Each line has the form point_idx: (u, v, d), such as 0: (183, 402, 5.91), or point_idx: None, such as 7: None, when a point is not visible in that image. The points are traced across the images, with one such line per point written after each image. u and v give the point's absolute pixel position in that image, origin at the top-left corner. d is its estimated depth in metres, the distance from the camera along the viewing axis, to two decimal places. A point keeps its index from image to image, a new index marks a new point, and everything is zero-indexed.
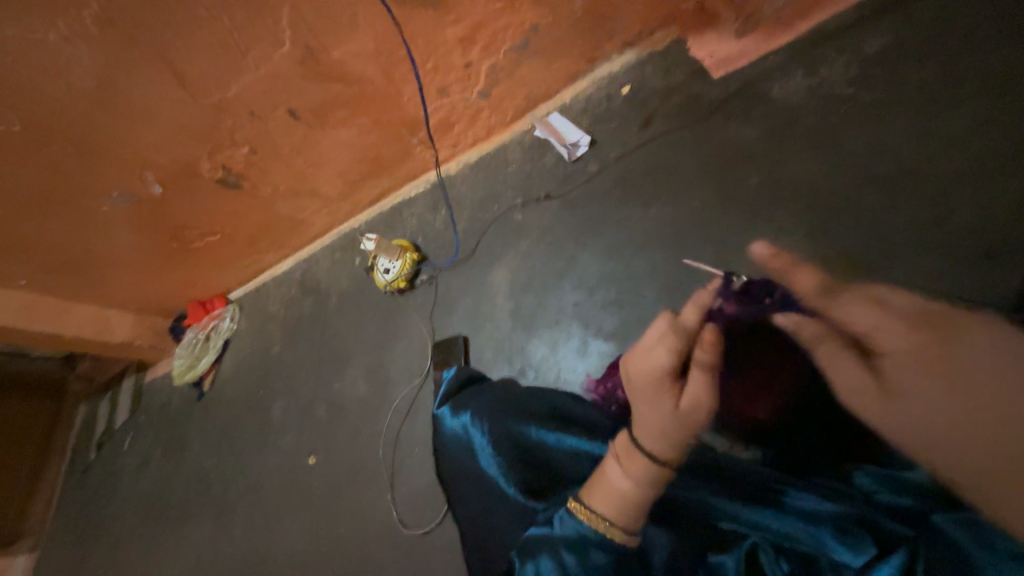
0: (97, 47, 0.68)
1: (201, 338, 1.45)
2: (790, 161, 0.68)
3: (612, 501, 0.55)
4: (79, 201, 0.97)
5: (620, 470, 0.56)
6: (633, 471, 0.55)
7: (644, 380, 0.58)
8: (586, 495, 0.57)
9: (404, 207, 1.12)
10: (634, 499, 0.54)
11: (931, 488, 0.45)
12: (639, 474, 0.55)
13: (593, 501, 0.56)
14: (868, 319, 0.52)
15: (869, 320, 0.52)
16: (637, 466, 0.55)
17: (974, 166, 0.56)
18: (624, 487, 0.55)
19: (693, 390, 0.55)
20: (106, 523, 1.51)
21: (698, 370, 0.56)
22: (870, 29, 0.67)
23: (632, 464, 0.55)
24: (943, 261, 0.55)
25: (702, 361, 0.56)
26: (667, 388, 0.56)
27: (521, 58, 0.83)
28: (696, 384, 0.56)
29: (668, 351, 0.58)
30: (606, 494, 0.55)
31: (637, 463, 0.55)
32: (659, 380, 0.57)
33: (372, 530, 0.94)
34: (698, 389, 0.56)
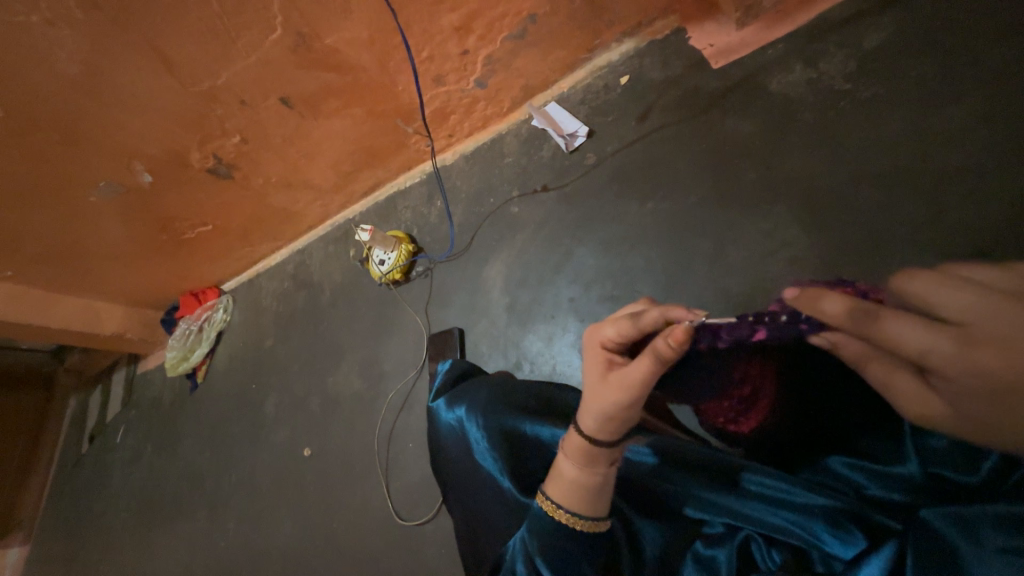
0: (82, 32, 0.66)
1: (193, 330, 1.43)
2: (787, 155, 0.68)
3: (562, 487, 0.54)
4: (66, 191, 0.95)
5: (566, 453, 0.55)
6: (572, 451, 0.54)
7: (588, 356, 0.55)
8: (546, 483, 0.56)
9: (399, 199, 1.11)
10: (581, 483, 0.53)
11: (918, 483, 0.47)
12: (577, 455, 0.53)
13: (546, 488, 0.55)
14: (914, 338, 0.42)
15: (918, 336, 0.42)
16: (575, 449, 0.53)
17: (973, 163, 0.56)
18: (571, 474, 0.53)
19: (631, 367, 0.49)
20: (99, 516, 1.50)
21: (648, 356, 0.48)
22: (869, 22, 0.66)
23: (572, 448, 0.54)
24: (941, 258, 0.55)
25: (655, 350, 0.47)
26: (605, 364, 0.53)
27: (518, 47, 0.81)
28: (639, 364, 0.49)
29: (617, 330, 0.52)
30: (560, 482, 0.54)
31: (572, 443, 0.54)
32: (602, 359, 0.54)
33: (367, 524, 0.94)
34: (640, 373, 0.49)
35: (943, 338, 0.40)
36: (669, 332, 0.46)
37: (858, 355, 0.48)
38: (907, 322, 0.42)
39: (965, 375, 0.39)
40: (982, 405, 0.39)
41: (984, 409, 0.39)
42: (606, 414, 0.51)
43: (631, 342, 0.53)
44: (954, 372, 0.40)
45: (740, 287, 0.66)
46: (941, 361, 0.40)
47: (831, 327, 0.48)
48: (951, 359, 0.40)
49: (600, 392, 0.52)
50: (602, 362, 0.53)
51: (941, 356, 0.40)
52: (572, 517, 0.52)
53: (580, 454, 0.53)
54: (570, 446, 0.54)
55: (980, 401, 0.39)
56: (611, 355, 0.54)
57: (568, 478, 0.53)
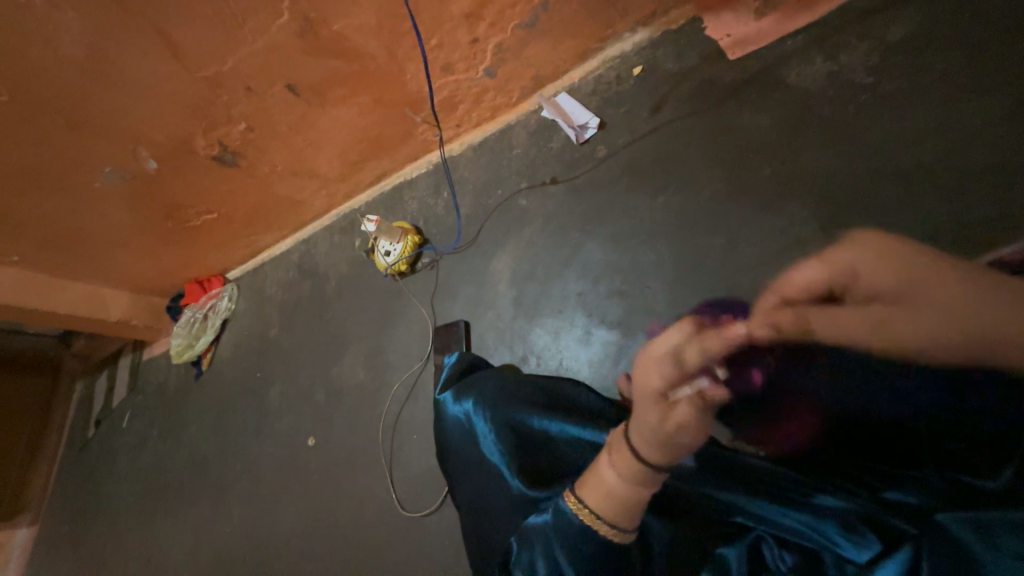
0: (86, 14, 0.65)
1: (197, 318, 1.44)
2: (805, 150, 0.66)
3: (600, 494, 0.52)
4: (71, 176, 0.94)
5: (613, 467, 0.52)
6: (627, 472, 0.50)
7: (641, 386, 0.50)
8: (578, 486, 0.54)
9: (406, 189, 1.10)
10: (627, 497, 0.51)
11: (933, 487, 0.45)
12: (634, 477, 0.50)
13: (585, 498, 0.52)
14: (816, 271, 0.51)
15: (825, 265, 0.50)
16: (623, 461, 0.51)
17: (997, 161, 0.54)
18: (616, 485, 0.51)
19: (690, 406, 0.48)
20: (105, 499, 1.52)
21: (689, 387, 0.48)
22: (893, 14, 0.64)
23: (622, 462, 0.51)
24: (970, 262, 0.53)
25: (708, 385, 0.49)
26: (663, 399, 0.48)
27: (529, 36, 0.80)
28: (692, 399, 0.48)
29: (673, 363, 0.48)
30: (597, 489, 0.52)
31: (624, 461, 0.51)
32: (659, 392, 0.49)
33: (370, 513, 0.94)
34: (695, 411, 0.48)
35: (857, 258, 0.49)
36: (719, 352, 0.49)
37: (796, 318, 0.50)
38: (816, 263, 0.51)
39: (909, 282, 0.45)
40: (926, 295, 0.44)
41: (933, 300, 0.43)
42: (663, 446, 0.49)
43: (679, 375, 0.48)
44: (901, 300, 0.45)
45: (753, 284, 0.65)
46: (875, 271, 0.47)
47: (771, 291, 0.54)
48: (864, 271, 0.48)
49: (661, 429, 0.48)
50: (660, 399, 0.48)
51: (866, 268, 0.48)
52: (607, 526, 0.51)
53: (633, 473, 0.50)
54: (621, 462, 0.51)
55: (932, 295, 0.44)
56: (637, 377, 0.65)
57: (615, 489, 0.51)
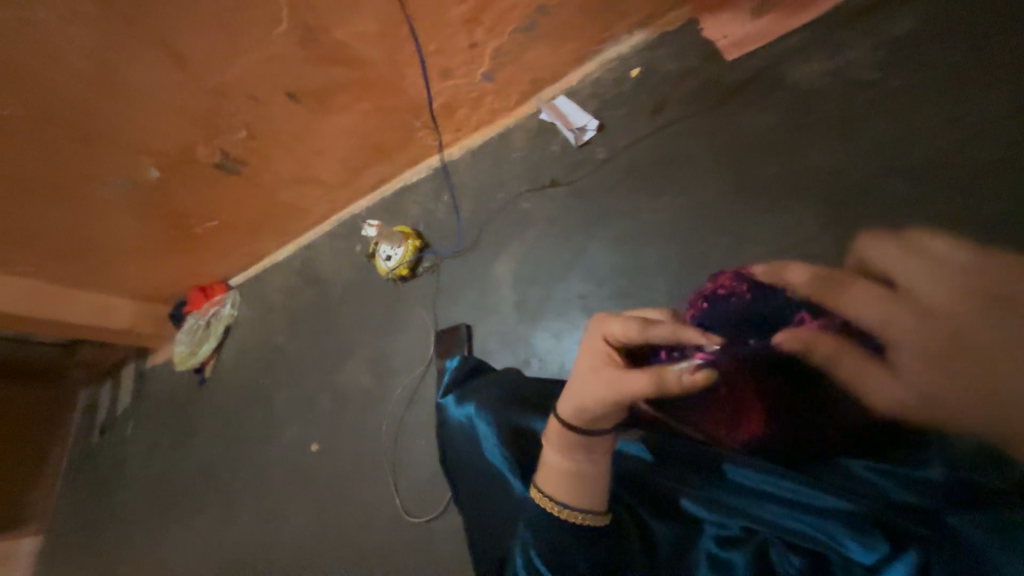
0: (87, 26, 0.65)
1: (201, 325, 1.44)
2: (807, 150, 0.66)
3: (548, 476, 0.57)
4: (74, 187, 0.95)
5: (554, 447, 0.58)
6: (562, 445, 0.57)
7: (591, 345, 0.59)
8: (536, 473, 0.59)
9: (406, 194, 1.10)
10: (565, 471, 0.56)
11: (942, 486, 0.43)
12: (568, 448, 0.57)
13: (535, 480, 0.59)
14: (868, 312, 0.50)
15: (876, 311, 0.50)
16: (561, 439, 0.58)
17: (1005, 156, 0.54)
18: (557, 462, 0.57)
19: (632, 378, 0.54)
20: (110, 508, 1.52)
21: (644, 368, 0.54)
22: (898, 11, 0.64)
23: (558, 439, 0.58)
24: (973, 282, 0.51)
25: (659, 376, 0.53)
26: (608, 356, 0.58)
27: (528, 40, 0.80)
28: (637, 378, 0.53)
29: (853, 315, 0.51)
30: (549, 472, 0.57)
31: (555, 434, 0.58)
32: (606, 351, 0.58)
33: (375, 519, 0.94)
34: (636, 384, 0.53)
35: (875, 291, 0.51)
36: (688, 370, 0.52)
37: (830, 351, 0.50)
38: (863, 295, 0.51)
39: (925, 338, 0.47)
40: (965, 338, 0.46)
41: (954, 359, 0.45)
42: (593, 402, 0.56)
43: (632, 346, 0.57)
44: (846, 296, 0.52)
45: None
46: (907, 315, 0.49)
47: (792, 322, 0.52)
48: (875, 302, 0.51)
49: (591, 384, 0.56)
50: (604, 354, 0.58)
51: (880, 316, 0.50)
52: (552, 504, 0.55)
53: (562, 443, 0.57)
54: (555, 436, 0.58)
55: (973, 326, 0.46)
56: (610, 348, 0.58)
57: (550, 465, 0.57)
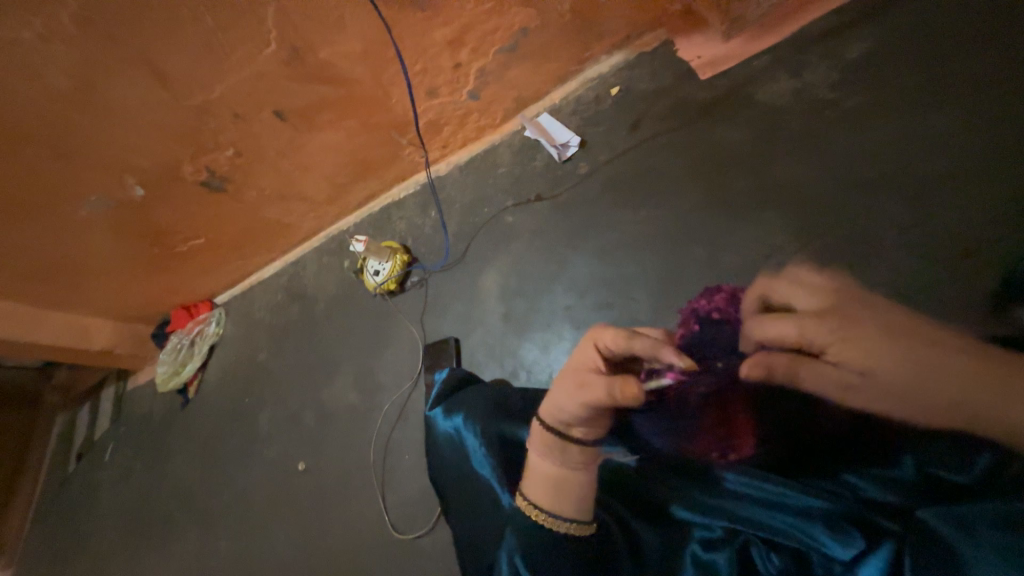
0: (74, 46, 0.66)
1: (184, 344, 1.42)
2: (777, 164, 0.69)
3: (533, 479, 0.59)
4: (56, 206, 0.94)
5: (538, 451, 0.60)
6: (544, 449, 0.59)
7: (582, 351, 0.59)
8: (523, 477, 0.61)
9: (393, 210, 1.11)
10: (547, 474, 0.58)
11: (914, 483, 0.45)
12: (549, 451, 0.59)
13: (523, 485, 0.60)
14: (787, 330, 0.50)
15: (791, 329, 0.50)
16: (545, 444, 0.59)
17: (959, 168, 0.57)
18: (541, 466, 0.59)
19: (594, 390, 0.55)
20: (85, 538, 1.46)
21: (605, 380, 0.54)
22: (854, 33, 0.68)
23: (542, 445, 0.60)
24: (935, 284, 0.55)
25: (612, 390, 0.53)
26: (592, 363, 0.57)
27: (510, 60, 0.83)
28: (596, 389, 0.54)
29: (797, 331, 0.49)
30: (534, 476, 0.59)
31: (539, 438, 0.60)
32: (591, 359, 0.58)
33: (363, 538, 0.93)
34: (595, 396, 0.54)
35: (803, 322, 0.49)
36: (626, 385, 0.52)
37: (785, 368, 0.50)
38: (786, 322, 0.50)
39: (861, 349, 0.46)
40: (893, 350, 0.45)
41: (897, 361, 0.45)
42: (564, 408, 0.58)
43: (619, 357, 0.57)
44: (776, 333, 0.51)
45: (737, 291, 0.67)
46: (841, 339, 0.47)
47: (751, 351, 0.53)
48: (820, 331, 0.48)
49: (565, 389, 0.58)
50: (589, 361, 0.58)
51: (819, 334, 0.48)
52: (538, 509, 0.56)
53: (544, 447, 0.59)
54: (539, 440, 0.60)
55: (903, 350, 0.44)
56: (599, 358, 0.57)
57: (538, 471, 0.59)
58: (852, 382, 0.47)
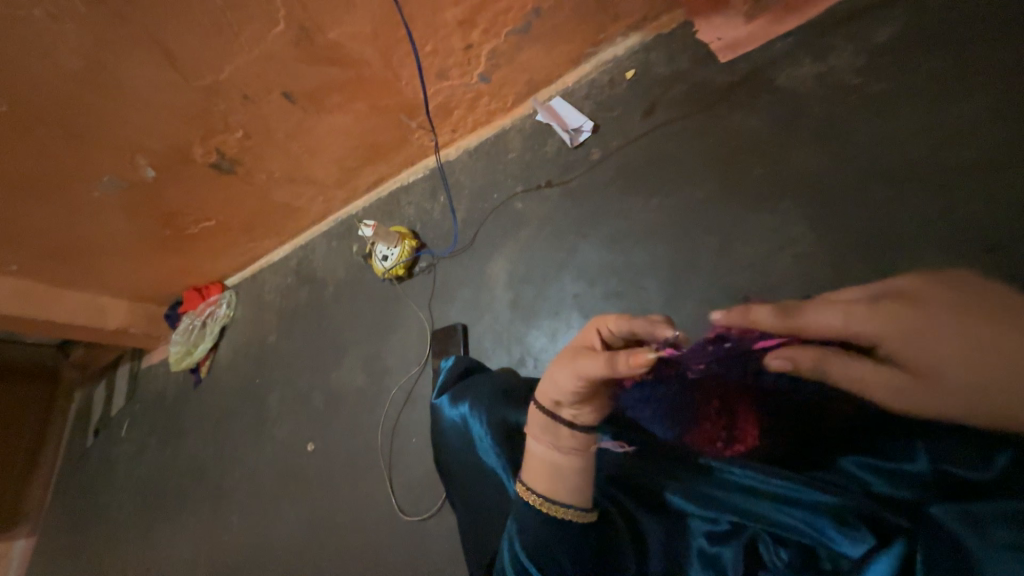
0: (83, 25, 0.65)
1: (196, 325, 1.44)
2: (796, 152, 0.67)
3: (533, 468, 0.58)
4: (69, 186, 0.95)
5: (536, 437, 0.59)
6: (542, 433, 0.58)
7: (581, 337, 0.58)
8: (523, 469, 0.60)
9: (402, 194, 1.11)
10: (547, 463, 0.56)
11: (927, 480, 0.43)
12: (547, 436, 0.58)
13: (522, 476, 0.59)
14: (833, 320, 0.44)
15: (836, 317, 0.44)
16: (543, 430, 0.58)
17: (985, 159, 0.55)
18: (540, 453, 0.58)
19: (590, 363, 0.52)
20: (103, 509, 1.52)
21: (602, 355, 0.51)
22: (883, 15, 0.65)
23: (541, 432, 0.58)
24: None
25: (614, 360, 0.50)
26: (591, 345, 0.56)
27: (523, 42, 0.80)
28: (596, 361, 0.51)
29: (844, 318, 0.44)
30: (534, 466, 0.58)
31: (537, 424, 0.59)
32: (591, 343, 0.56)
33: (370, 518, 0.94)
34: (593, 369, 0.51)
35: (851, 309, 0.43)
36: (632, 353, 0.48)
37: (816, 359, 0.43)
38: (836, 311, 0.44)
39: (910, 336, 0.40)
40: (961, 342, 0.38)
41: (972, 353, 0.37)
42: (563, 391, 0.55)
43: (622, 340, 0.55)
44: (816, 324, 0.45)
45: (750, 283, 0.66)
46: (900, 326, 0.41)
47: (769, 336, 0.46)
48: (869, 320, 0.42)
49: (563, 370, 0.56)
50: (589, 344, 0.56)
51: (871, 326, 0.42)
52: (538, 499, 0.56)
53: (544, 432, 0.58)
54: (538, 427, 0.59)
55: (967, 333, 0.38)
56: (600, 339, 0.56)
57: (534, 456, 0.58)
58: (903, 382, 0.41)
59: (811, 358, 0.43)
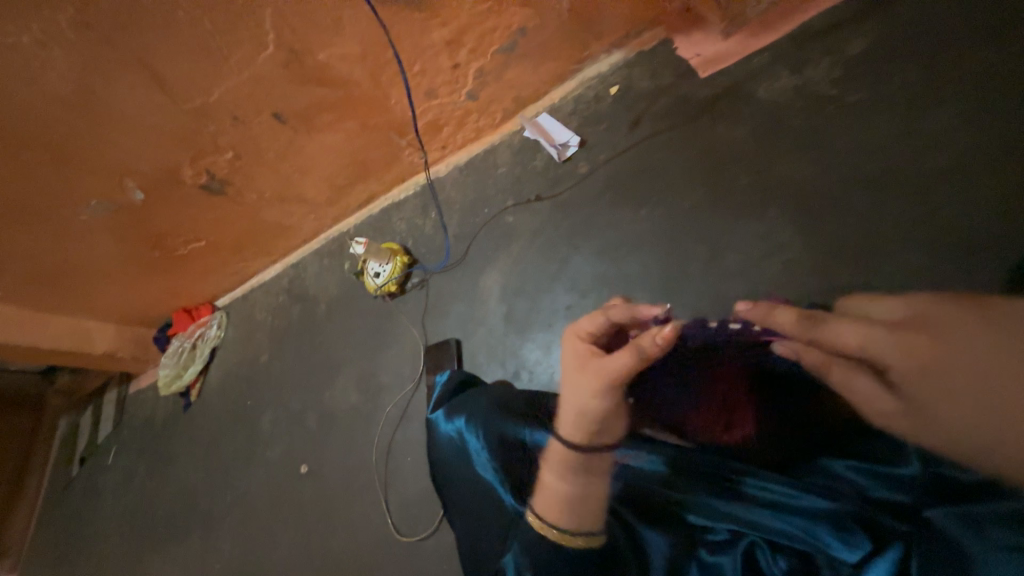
0: (72, 51, 0.66)
1: (186, 347, 1.42)
2: (779, 162, 0.69)
3: (546, 501, 0.56)
4: (56, 210, 0.94)
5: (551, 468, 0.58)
6: (560, 466, 0.57)
7: (566, 348, 0.58)
8: (534, 497, 0.58)
9: (393, 211, 1.11)
10: (563, 494, 0.55)
11: (921, 484, 0.46)
12: (566, 468, 0.56)
13: (533, 504, 0.58)
14: (851, 339, 0.48)
15: (855, 333, 0.48)
16: (558, 461, 0.57)
17: (958, 165, 0.57)
18: (554, 486, 0.56)
19: (613, 360, 0.53)
20: (90, 541, 1.47)
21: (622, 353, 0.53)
22: (854, 29, 0.68)
23: (557, 463, 0.57)
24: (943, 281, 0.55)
25: (639, 345, 0.52)
26: (585, 349, 0.57)
27: (509, 60, 0.82)
28: (618, 358, 0.53)
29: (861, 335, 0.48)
30: (545, 496, 0.57)
31: (553, 455, 0.57)
32: (582, 350, 0.57)
33: (366, 540, 0.93)
34: (620, 364, 0.53)
35: (873, 331, 0.47)
36: (656, 330, 0.52)
37: (819, 363, 0.50)
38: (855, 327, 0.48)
39: (920, 369, 0.43)
40: (949, 389, 0.41)
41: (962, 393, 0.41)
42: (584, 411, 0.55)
43: (604, 335, 0.58)
44: (832, 336, 0.49)
45: (739, 290, 0.67)
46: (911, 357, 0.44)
47: (784, 337, 0.53)
48: (886, 345, 0.46)
49: (574, 386, 0.55)
50: (582, 350, 0.57)
51: (883, 350, 0.46)
52: (552, 530, 0.54)
53: (561, 465, 0.57)
54: (553, 459, 0.57)
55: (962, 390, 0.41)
56: (588, 344, 0.57)
57: (550, 488, 0.57)
58: (889, 407, 0.47)
59: (817, 356, 0.50)
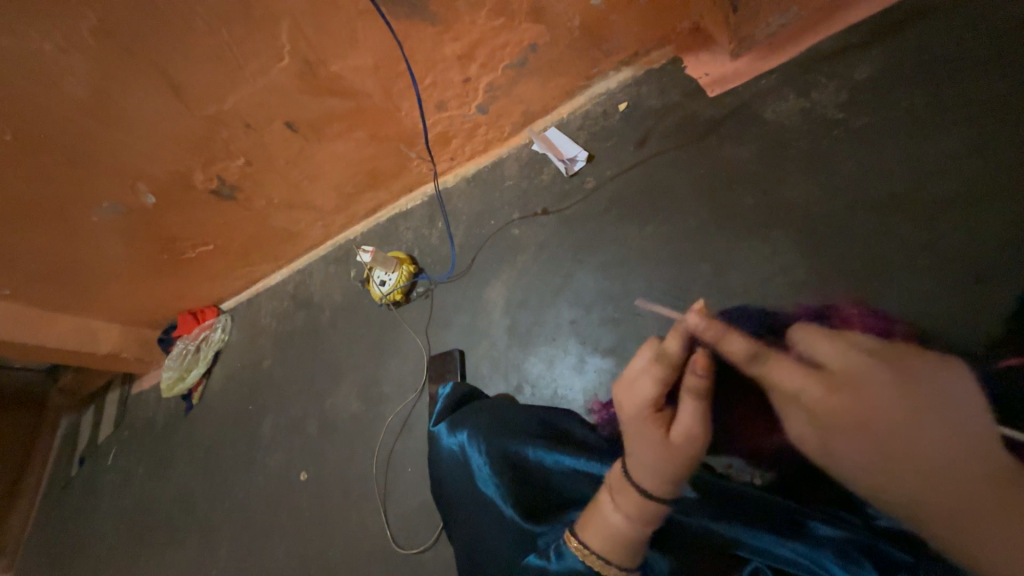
0: (92, 57, 0.67)
1: (189, 350, 1.42)
2: (785, 183, 0.69)
3: (601, 535, 0.53)
4: (68, 212, 0.95)
5: (615, 505, 0.53)
6: (633, 512, 0.52)
7: (628, 413, 0.55)
8: (580, 527, 0.55)
9: (400, 220, 1.12)
10: (624, 534, 0.52)
11: None
12: (640, 517, 0.51)
13: (581, 533, 0.54)
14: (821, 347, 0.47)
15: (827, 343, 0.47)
16: (629, 502, 0.52)
17: (965, 192, 0.57)
18: (619, 524, 0.52)
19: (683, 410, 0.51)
20: (86, 542, 1.46)
21: (689, 397, 0.51)
22: (862, 53, 0.68)
23: (625, 501, 0.52)
24: (947, 307, 0.55)
25: (689, 384, 0.51)
26: (653, 419, 0.53)
27: (519, 75, 0.84)
28: (686, 408, 0.51)
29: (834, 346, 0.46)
30: (599, 528, 0.53)
31: (627, 498, 0.52)
32: (644, 412, 0.53)
33: (363, 551, 0.92)
34: (689, 412, 0.51)
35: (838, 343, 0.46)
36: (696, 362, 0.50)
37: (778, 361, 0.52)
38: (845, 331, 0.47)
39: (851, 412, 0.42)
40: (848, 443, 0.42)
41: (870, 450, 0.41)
42: (662, 464, 0.51)
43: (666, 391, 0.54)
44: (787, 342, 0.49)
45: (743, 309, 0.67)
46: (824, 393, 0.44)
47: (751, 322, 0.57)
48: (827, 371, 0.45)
49: (647, 445, 0.52)
50: (653, 415, 0.53)
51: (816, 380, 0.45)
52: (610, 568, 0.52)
53: (636, 511, 0.51)
54: (626, 502, 0.52)
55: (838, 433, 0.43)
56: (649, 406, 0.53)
57: (612, 525, 0.53)
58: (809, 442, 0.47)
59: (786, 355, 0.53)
